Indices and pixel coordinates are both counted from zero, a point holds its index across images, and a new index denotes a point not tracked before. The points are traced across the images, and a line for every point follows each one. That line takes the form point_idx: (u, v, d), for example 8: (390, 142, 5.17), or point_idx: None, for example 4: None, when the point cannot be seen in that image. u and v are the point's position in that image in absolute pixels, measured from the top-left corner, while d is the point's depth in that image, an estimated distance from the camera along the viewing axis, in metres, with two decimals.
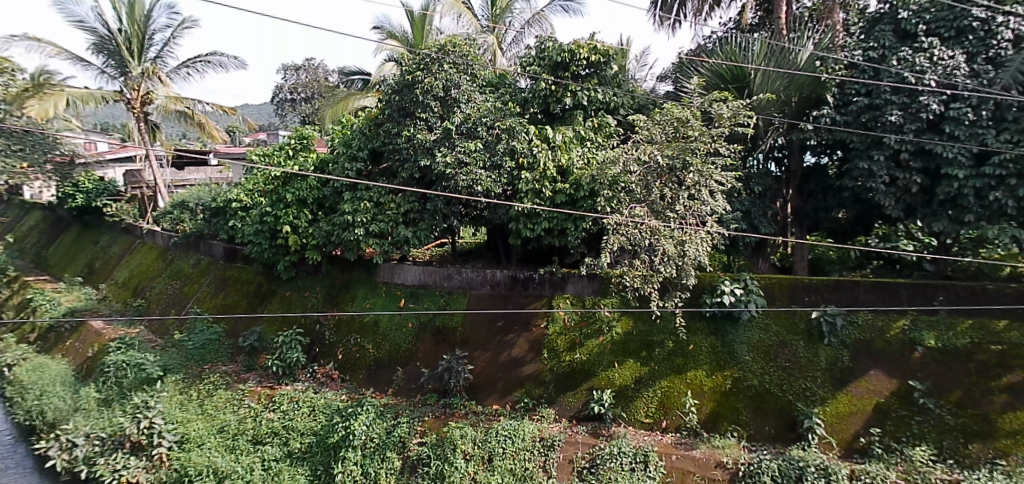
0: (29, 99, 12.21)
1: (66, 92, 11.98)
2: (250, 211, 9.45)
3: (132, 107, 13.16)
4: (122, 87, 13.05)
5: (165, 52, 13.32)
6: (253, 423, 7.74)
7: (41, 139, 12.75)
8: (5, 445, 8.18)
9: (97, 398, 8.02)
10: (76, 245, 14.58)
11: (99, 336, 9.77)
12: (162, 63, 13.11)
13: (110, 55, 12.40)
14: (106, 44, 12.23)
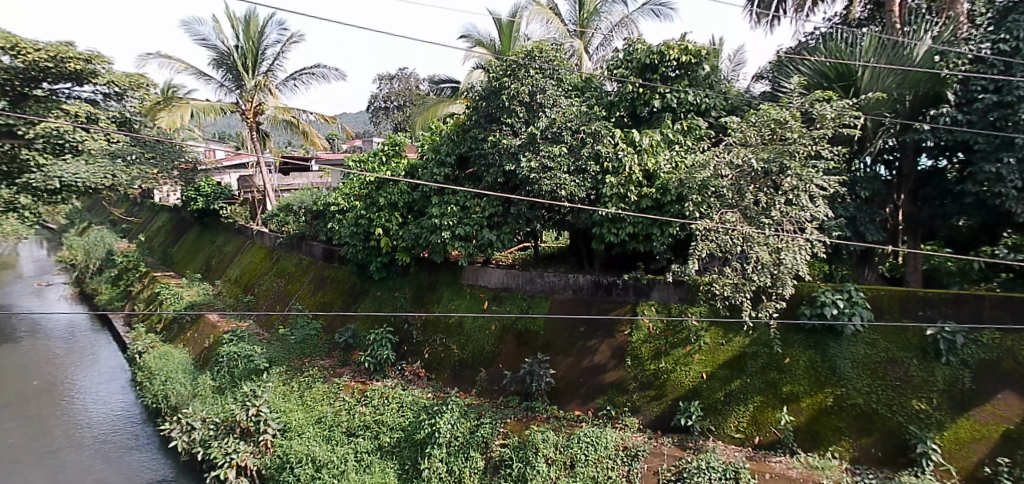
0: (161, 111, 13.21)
1: (190, 105, 12.97)
2: (346, 213, 9.95)
3: (245, 117, 14.00)
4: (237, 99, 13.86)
5: (275, 66, 14.16)
6: (347, 416, 8.14)
7: (169, 148, 13.96)
8: (135, 425, 9.05)
9: (211, 385, 8.71)
10: (195, 244, 15.92)
11: (214, 327, 10.63)
12: (272, 76, 13.95)
13: (228, 70, 13.35)
14: (225, 60, 13.15)
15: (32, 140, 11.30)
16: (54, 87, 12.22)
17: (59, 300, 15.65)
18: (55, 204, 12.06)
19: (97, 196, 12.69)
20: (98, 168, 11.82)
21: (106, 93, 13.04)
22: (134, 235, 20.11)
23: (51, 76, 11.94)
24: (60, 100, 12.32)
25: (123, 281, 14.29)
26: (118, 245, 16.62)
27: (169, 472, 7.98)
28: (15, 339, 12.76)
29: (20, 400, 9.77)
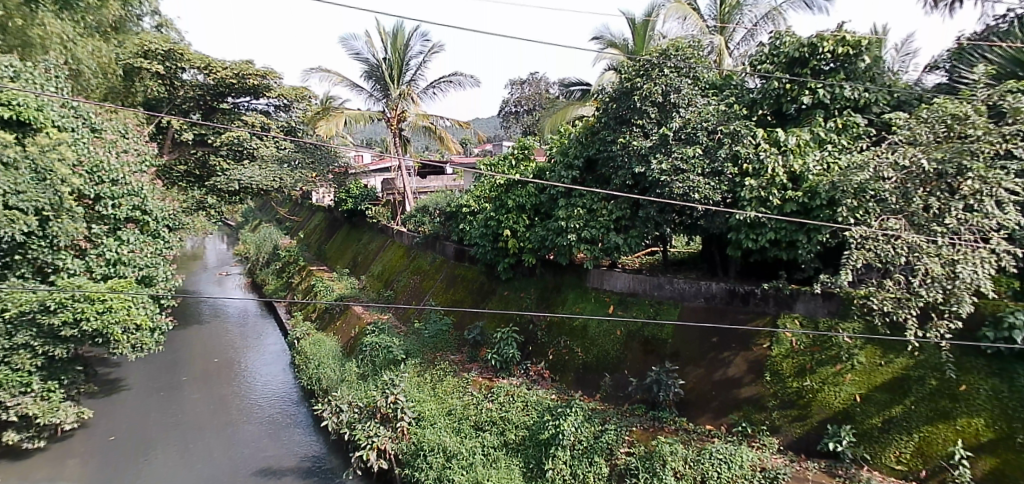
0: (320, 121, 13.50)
1: (343, 113, 13.14)
2: (476, 215, 10.29)
3: (389, 124, 14.70)
4: (383, 107, 14.61)
5: (417, 75, 14.76)
6: (475, 410, 8.43)
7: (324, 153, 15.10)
8: (293, 404, 10.04)
9: (356, 372, 9.47)
10: (344, 241, 17.03)
11: (358, 318, 11.52)
12: (414, 85, 14.55)
13: (377, 80, 14.30)
14: (375, 71, 14.14)
15: (219, 147, 13.21)
16: (237, 100, 13.84)
17: (235, 287, 18.00)
18: (235, 203, 13.76)
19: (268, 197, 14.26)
20: (270, 171, 13.19)
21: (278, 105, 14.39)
22: (295, 231, 22.61)
23: (233, 91, 13.42)
24: (242, 112, 13.96)
25: (285, 274, 16.05)
26: (282, 241, 18.78)
27: (321, 450, 8.76)
28: (200, 319, 14.85)
29: (205, 372, 11.30)
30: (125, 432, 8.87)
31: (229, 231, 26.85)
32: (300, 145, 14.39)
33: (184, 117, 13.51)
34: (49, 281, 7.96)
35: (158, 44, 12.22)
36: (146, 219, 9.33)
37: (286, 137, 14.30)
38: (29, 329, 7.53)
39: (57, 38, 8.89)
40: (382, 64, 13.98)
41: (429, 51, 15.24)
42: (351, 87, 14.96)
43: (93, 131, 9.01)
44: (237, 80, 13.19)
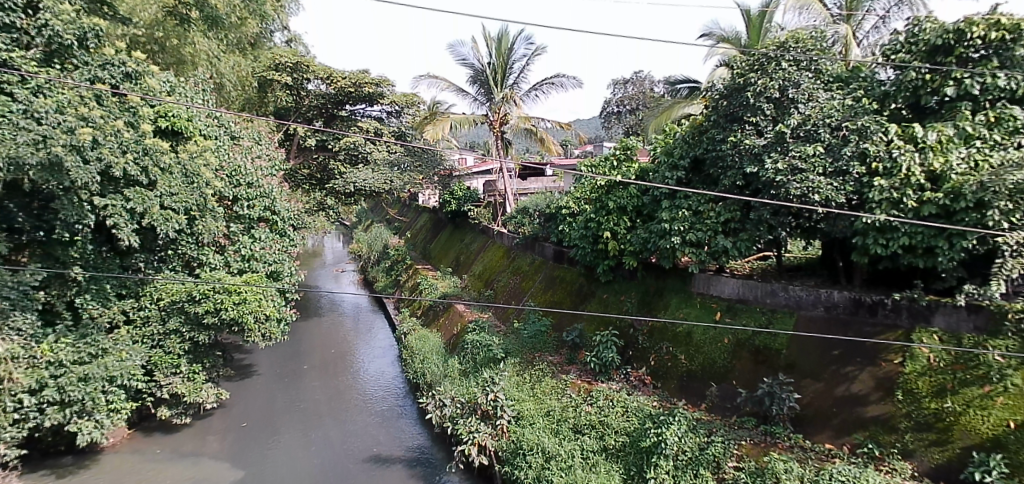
0: (427, 125, 13.89)
1: (450, 118, 13.34)
2: (576, 216, 10.21)
3: (492, 127, 14.69)
4: (487, 111, 14.59)
5: (521, 78, 14.74)
6: (574, 412, 8.34)
7: (431, 156, 15.12)
8: (401, 395, 10.52)
9: (458, 368, 9.75)
10: (447, 241, 17.45)
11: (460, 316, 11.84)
12: (518, 88, 14.42)
13: (481, 85, 14.45)
14: (480, 75, 14.29)
15: (337, 152, 14.03)
16: (354, 108, 14.63)
17: (349, 282, 19.25)
18: (350, 205, 14.63)
19: (379, 199, 14.95)
20: (382, 175, 13.88)
21: (390, 111, 14.91)
22: (402, 231, 23.76)
23: (351, 99, 14.13)
24: (357, 119, 14.68)
25: (394, 271, 16.88)
26: (391, 240, 19.82)
27: (425, 441, 9.09)
28: (318, 312, 15.99)
29: (323, 362, 12.11)
30: (254, 419, 9.50)
31: (344, 230, 28.77)
32: (409, 149, 14.73)
33: (308, 125, 14.47)
34: (195, 274, 8.95)
35: (288, 57, 13.23)
36: (275, 218, 10.20)
37: (397, 142, 14.85)
38: (179, 316, 8.48)
39: (204, 56, 10.02)
40: (487, 68, 14.12)
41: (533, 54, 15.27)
42: (457, 93, 15.13)
43: (233, 138, 10.05)
44: (355, 89, 13.87)
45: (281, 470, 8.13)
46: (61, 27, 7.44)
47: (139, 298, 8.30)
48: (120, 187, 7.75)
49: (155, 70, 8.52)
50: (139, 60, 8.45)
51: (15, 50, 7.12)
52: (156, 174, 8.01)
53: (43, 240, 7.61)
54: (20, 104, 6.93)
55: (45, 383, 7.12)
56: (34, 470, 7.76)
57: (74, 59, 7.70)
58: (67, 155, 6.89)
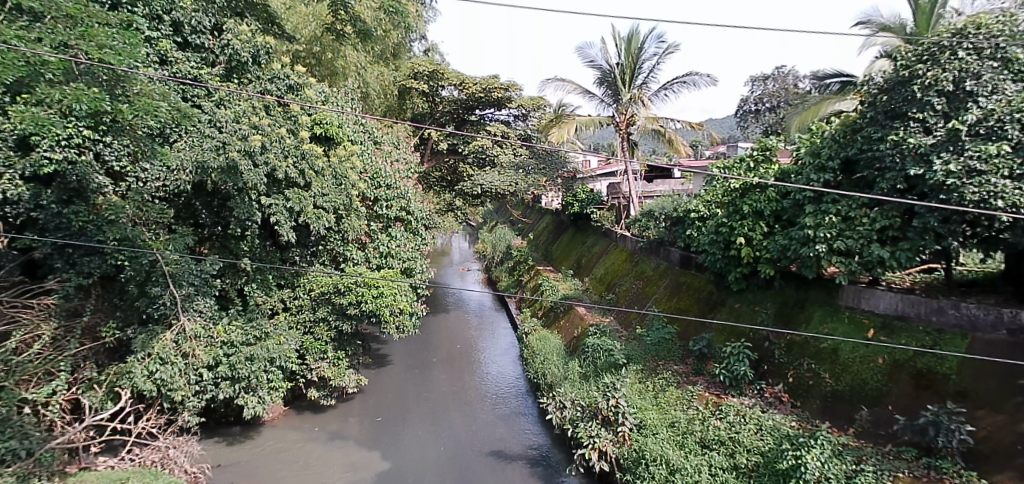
0: (552, 127, 13.83)
1: (575, 119, 13.13)
2: (706, 220, 9.77)
3: (618, 128, 14.28)
4: (613, 112, 14.23)
5: (650, 77, 14.19)
6: (701, 426, 7.88)
7: (555, 158, 15.05)
8: (522, 394, 10.70)
9: (579, 371, 9.66)
10: (568, 243, 17.40)
11: (581, 319, 11.80)
12: (647, 88, 13.91)
13: (609, 86, 14.04)
14: (607, 76, 13.88)
15: (466, 155, 14.54)
16: (483, 112, 14.84)
17: (473, 281, 19.95)
18: (476, 206, 15.19)
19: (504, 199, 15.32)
20: (507, 177, 14.14)
21: (517, 114, 15.01)
22: (525, 232, 24.20)
23: (481, 103, 14.46)
24: (486, 123, 14.85)
25: (516, 272, 17.27)
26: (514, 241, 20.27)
27: (545, 441, 9.15)
28: (445, 308, 16.75)
29: (449, 357, 12.63)
30: (388, 415, 9.83)
31: (471, 230, 30.02)
32: (534, 152, 14.69)
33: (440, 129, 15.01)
34: (340, 267, 9.76)
35: (426, 65, 13.97)
36: (410, 218, 10.79)
37: (522, 144, 14.82)
38: (326, 306, 9.40)
39: (353, 67, 10.89)
40: (615, 69, 13.74)
41: (663, 53, 14.75)
42: (584, 94, 14.93)
43: (375, 143, 10.83)
44: (484, 94, 14.10)
45: (413, 457, 8.58)
46: (240, 45, 8.62)
47: (294, 288, 9.46)
48: (282, 188, 8.65)
49: (313, 82, 9.39)
50: (301, 73, 9.31)
51: (204, 67, 8.47)
52: (311, 176, 8.84)
53: (220, 234, 9.00)
54: (207, 115, 8.32)
55: (220, 360, 8.15)
56: (209, 436, 8.90)
57: (250, 74, 8.87)
58: (240, 159, 7.85)
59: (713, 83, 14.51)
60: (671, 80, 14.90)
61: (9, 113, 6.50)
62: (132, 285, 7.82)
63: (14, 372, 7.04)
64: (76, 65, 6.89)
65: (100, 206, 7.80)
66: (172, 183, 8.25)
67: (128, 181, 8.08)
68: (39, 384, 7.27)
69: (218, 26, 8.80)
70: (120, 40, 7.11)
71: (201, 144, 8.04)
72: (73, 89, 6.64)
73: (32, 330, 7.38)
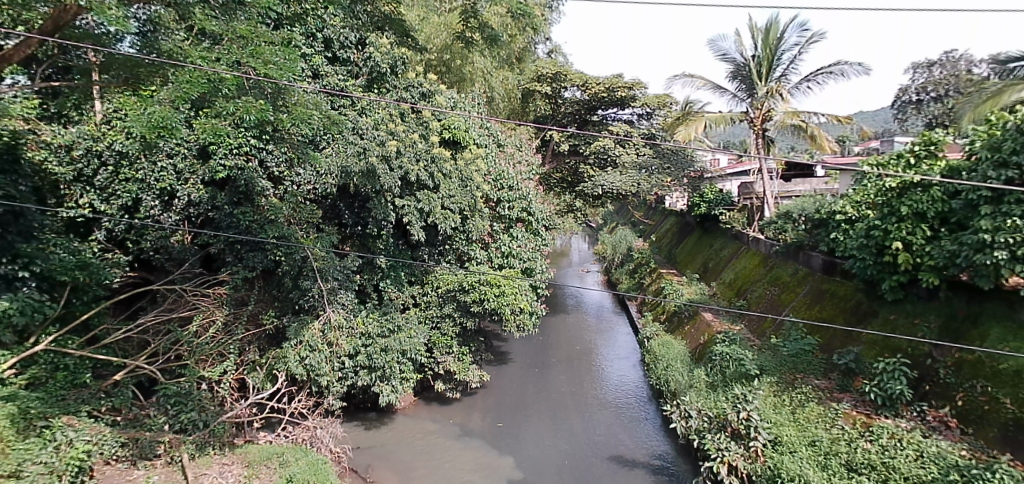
0: (678, 126, 13.34)
1: (704, 117, 12.60)
2: (855, 223, 8.96)
3: (751, 124, 13.47)
4: (747, 107, 13.43)
5: (790, 69, 13.21)
6: (847, 447, 7.14)
7: (681, 157, 14.53)
8: (643, 400, 10.46)
9: (705, 380, 9.20)
10: (692, 246, 16.71)
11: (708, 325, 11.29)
12: (786, 81, 12.98)
13: (742, 80, 13.30)
14: (740, 70, 13.17)
15: (587, 156, 14.54)
16: (605, 112, 14.72)
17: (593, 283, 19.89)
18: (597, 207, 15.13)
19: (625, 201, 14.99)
20: (629, 177, 13.78)
21: (641, 113, 14.69)
22: (647, 234, 23.69)
23: (603, 103, 14.39)
24: (609, 122, 14.77)
25: (637, 274, 16.99)
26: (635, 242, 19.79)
27: (668, 451, 8.86)
28: (564, 309, 16.85)
29: (568, 358, 12.67)
30: (508, 420, 9.76)
31: (590, 231, 29.92)
32: (657, 151, 14.37)
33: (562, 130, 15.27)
34: (465, 266, 10.23)
35: (550, 68, 14.18)
36: (531, 219, 10.98)
37: (646, 143, 14.64)
38: (452, 303, 9.87)
39: (480, 72, 11.31)
40: (750, 62, 12.97)
41: (806, 42, 13.64)
42: (714, 90, 14.29)
43: (499, 146, 11.17)
44: (607, 93, 13.99)
45: (534, 455, 8.70)
46: (380, 58, 9.38)
47: (423, 285, 10.06)
48: (414, 190, 9.17)
49: (443, 89, 9.92)
50: (432, 82, 9.95)
51: (350, 79, 9.38)
52: (439, 179, 9.28)
53: (360, 234, 9.79)
54: (352, 123, 9.08)
55: (359, 349, 8.79)
56: (349, 420, 9.62)
57: (388, 84, 9.60)
58: (377, 164, 8.48)
59: (865, 71, 13.29)
60: (814, 70, 13.75)
61: (196, 126, 7.39)
62: (287, 278, 8.71)
63: (194, 352, 8.26)
64: (246, 81, 7.68)
65: (263, 207, 8.77)
66: (321, 186, 9.10)
67: (286, 185, 9.06)
68: (214, 364, 8.42)
69: (362, 40, 9.63)
70: (281, 56, 7.74)
71: (345, 150, 8.85)
72: (245, 103, 7.33)
73: (207, 316, 8.43)
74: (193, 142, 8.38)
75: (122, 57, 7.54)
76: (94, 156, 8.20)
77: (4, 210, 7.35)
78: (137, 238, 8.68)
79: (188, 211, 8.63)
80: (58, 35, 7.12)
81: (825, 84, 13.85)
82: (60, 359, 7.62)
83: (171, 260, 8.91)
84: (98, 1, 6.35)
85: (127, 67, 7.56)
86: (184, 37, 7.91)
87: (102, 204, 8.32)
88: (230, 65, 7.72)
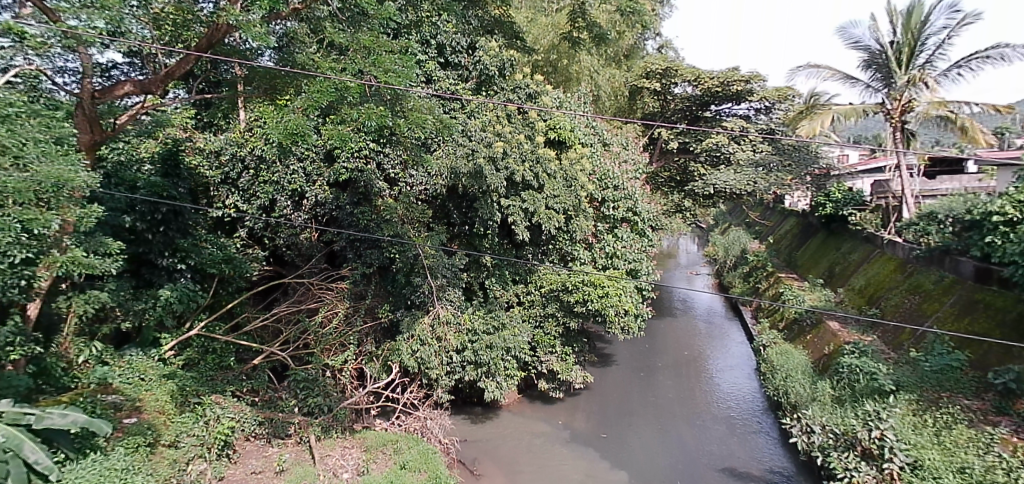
0: (802, 120, 12.45)
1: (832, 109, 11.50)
2: (1017, 226, 7.93)
3: (889, 117, 12.23)
4: (883, 98, 12.25)
5: (937, 55, 11.87)
6: (1005, 477, 6.35)
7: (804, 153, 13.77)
8: (758, 412, 9.94)
9: (830, 394, 8.53)
10: (816, 249, 15.50)
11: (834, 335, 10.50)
12: (932, 67, 11.68)
13: (878, 69, 12.16)
14: (876, 58, 12.04)
15: (698, 154, 14.13)
16: (719, 107, 14.31)
17: (703, 286, 19.16)
18: (708, 207, 14.58)
19: (740, 200, 14.37)
20: (745, 175, 13.31)
21: (759, 108, 14.07)
22: (762, 235, 22.43)
23: (717, 99, 13.90)
24: (723, 118, 14.33)
25: (753, 278, 16.18)
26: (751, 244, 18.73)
27: (788, 466, 8.33)
28: (670, 312, 16.41)
29: (676, 363, 12.31)
30: (612, 429, 9.44)
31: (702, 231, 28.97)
32: (778, 147, 13.81)
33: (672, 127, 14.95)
34: (568, 266, 10.21)
35: (659, 63, 13.80)
36: (636, 219, 10.78)
37: (764, 140, 13.92)
38: (555, 303, 9.90)
39: (587, 71, 11.25)
40: (888, 48, 11.83)
41: (958, 23, 12.17)
42: (843, 80, 13.12)
43: (605, 145, 11.10)
44: (722, 88, 13.49)
45: (641, 460, 8.53)
46: (489, 61, 9.63)
47: (527, 284, 10.19)
48: (519, 190, 9.30)
49: (550, 89, 9.97)
50: (539, 82, 10.05)
51: (460, 82, 9.72)
52: (544, 179, 9.32)
53: (467, 233, 10.09)
54: (462, 126, 9.42)
55: (466, 345, 9.03)
56: (457, 412, 9.94)
57: (497, 86, 9.82)
58: (485, 165, 8.74)
59: None
60: (968, 55, 12.24)
61: (324, 132, 7.93)
62: (401, 274, 9.15)
63: (319, 341, 8.93)
64: (368, 88, 8.08)
65: (380, 207, 9.32)
66: (432, 187, 9.46)
67: (400, 186, 9.48)
68: (336, 353, 9.03)
69: (472, 44, 9.94)
70: (400, 64, 8.05)
71: (455, 151, 9.16)
72: (366, 110, 7.79)
73: (332, 307, 9.20)
74: (320, 147, 9.03)
75: (263, 70, 8.21)
76: (238, 160, 9.15)
77: (166, 210, 8.28)
78: (273, 234, 9.49)
79: (316, 211, 9.33)
80: (212, 51, 7.90)
81: (979, 70, 12.31)
82: (209, 343, 8.70)
83: (301, 255, 9.68)
84: (245, 19, 6.93)
85: (268, 78, 8.24)
86: (316, 50, 8.51)
87: (244, 204, 9.21)
88: (356, 74, 8.13)
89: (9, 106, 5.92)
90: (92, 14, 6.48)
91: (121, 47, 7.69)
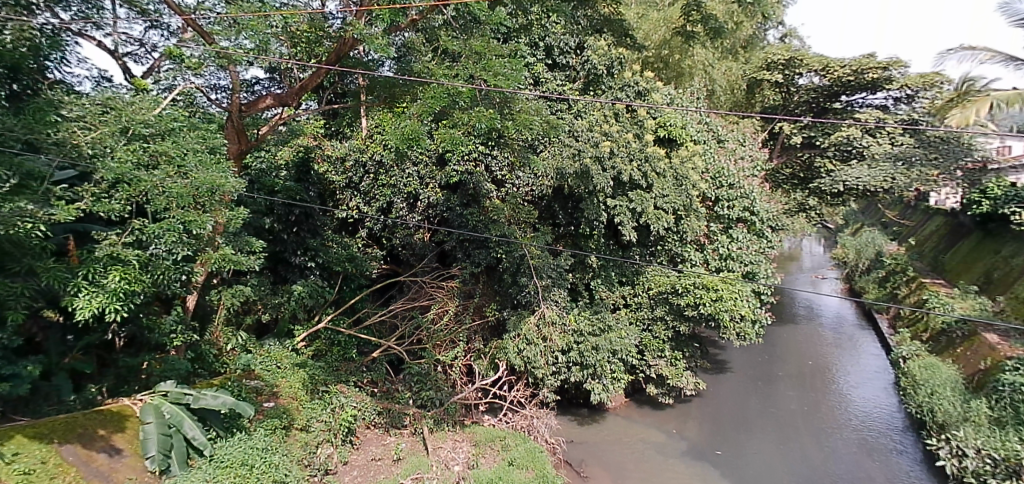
0: (953, 109, 11.04)
1: (989, 95, 10.03)
2: None
3: None
4: None
5: None
6: None
7: (955, 146, 12.13)
8: (898, 430, 9.12)
9: (987, 414, 7.57)
10: (970, 253, 13.79)
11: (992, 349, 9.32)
12: None
13: None
14: None
15: (826, 149, 13.36)
16: (851, 98, 13.34)
17: (831, 291, 17.78)
18: (836, 206, 13.77)
19: (874, 198, 13.31)
20: (881, 171, 12.28)
21: (899, 97, 12.93)
22: (901, 237, 20.37)
23: (849, 89, 13.05)
24: (856, 109, 13.33)
25: (891, 284, 14.82)
26: (886, 246, 17.08)
27: None
28: (791, 319, 15.45)
29: (800, 373, 11.57)
30: (730, 439, 9.08)
31: (830, 232, 26.87)
32: (920, 139, 12.39)
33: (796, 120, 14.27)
34: (678, 268, 9.88)
35: (781, 53, 13.30)
36: (753, 219, 10.28)
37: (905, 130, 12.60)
38: (664, 305, 9.64)
39: (700, 65, 11.04)
40: None
41: None
42: (1006, 62, 11.43)
43: (719, 142, 10.72)
44: (854, 77, 12.62)
45: (762, 474, 8.12)
46: (597, 60, 9.61)
47: (634, 286, 9.98)
48: (626, 190, 9.15)
49: (659, 86, 9.73)
50: (648, 79, 9.84)
51: (567, 83, 9.77)
52: (653, 178, 9.11)
53: (573, 233, 10.08)
54: (569, 126, 9.41)
55: (571, 345, 8.97)
56: (563, 413, 9.95)
57: (604, 85, 9.77)
58: (592, 165, 8.70)
59: None
60: None
61: (437, 137, 8.17)
62: (507, 274, 9.32)
63: (432, 337, 9.33)
64: (478, 92, 8.26)
65: (487, 208, 9.53)
66: (539, 188, 9.51)
67: (507, 187, 9.63)
68: (446, 349, 9.38)
69: (581, 44, 9.95)
70: (510, 68, 8.06)
71: (561, 152, 9.11)
72: (477, 113, 7.93)
73: (443, 305, 9.51)
74: (433, 151, 9.41)
75: (383, 79, 8.75)
76: (360, 166, 9.70)
77: (300, 212, 9.12)
78: (389, 235, 10.00)
79: (428, 212, 9.72)
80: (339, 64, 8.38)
81: None
82: (335, 336, 9.37)
83: (414, 255, 10.14)
84: (368, 33, 7.31)
85: (387, 87, 8.75)
86: (431, 58, 8.93)
87: (365, 206, 9.75)
88: (466, 79, 8.35)
89: (174, 121, 6.76)
90: (243, 36, 7.29)
91: (262, 63, 8.26)
